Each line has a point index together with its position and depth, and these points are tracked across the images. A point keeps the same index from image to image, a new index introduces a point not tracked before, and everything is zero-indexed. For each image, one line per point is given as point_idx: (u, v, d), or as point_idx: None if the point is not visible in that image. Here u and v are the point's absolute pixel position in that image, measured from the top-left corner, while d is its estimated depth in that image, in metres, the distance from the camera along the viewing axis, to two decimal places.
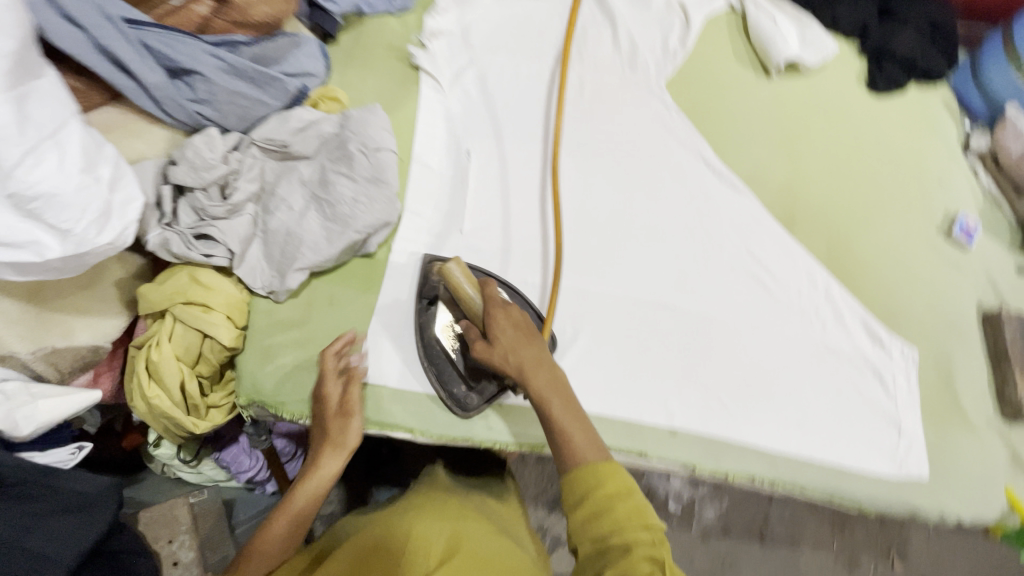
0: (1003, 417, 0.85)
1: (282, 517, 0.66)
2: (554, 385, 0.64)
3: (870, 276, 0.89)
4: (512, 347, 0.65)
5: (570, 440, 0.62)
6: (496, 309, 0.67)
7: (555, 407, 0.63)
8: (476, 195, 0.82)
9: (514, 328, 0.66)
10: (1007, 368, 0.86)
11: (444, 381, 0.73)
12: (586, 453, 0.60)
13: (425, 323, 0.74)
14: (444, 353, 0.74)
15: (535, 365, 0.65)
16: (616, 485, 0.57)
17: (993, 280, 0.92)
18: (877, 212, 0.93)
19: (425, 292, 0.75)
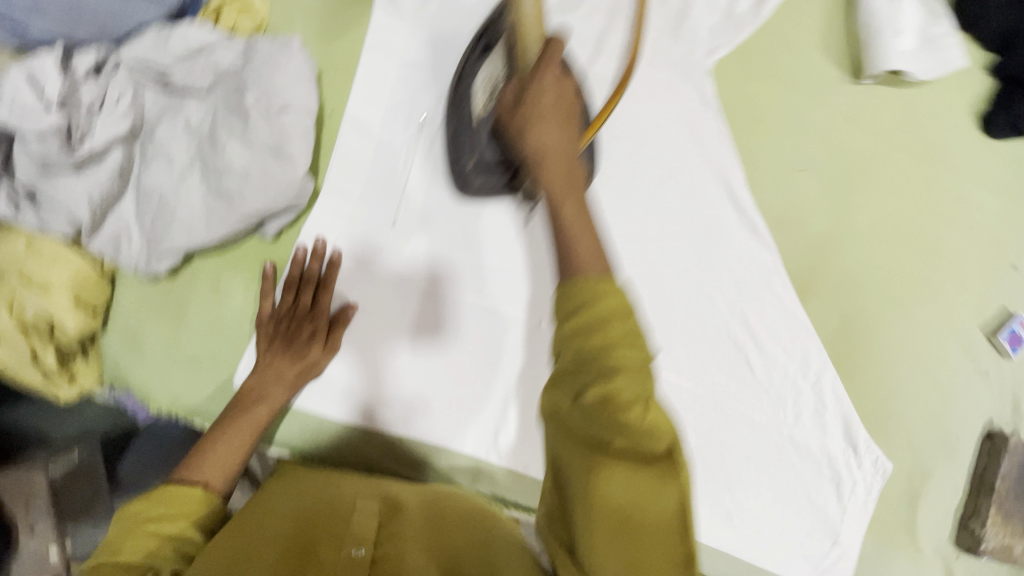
0: (954, 544, 0.77)
1: (245, 427, 0.56)
2: (573, 179, 0.46)
3: (877, 368, 0.73)
4: (541, 122, 0.46)
5: (572, 244, 0.43)
6: (550, 77, 0.47)
7: (566, 207, 0.44)
8: (420, 179, 0.63)
9: (558, 100, 0.47)
10: (983, 501, 0.76)
11: (457, 150, 0.60)
12: (589, 265, 0.42)
13: (466, 73, 0.59)
14: (467, 120, 0.58)
15: (562, 155, 0.46)
16: (619, 303, 0.40)
17: (1018, 398, 0.78)
18: (920, 290, 0.74)
19: (485, 35, 0.58)
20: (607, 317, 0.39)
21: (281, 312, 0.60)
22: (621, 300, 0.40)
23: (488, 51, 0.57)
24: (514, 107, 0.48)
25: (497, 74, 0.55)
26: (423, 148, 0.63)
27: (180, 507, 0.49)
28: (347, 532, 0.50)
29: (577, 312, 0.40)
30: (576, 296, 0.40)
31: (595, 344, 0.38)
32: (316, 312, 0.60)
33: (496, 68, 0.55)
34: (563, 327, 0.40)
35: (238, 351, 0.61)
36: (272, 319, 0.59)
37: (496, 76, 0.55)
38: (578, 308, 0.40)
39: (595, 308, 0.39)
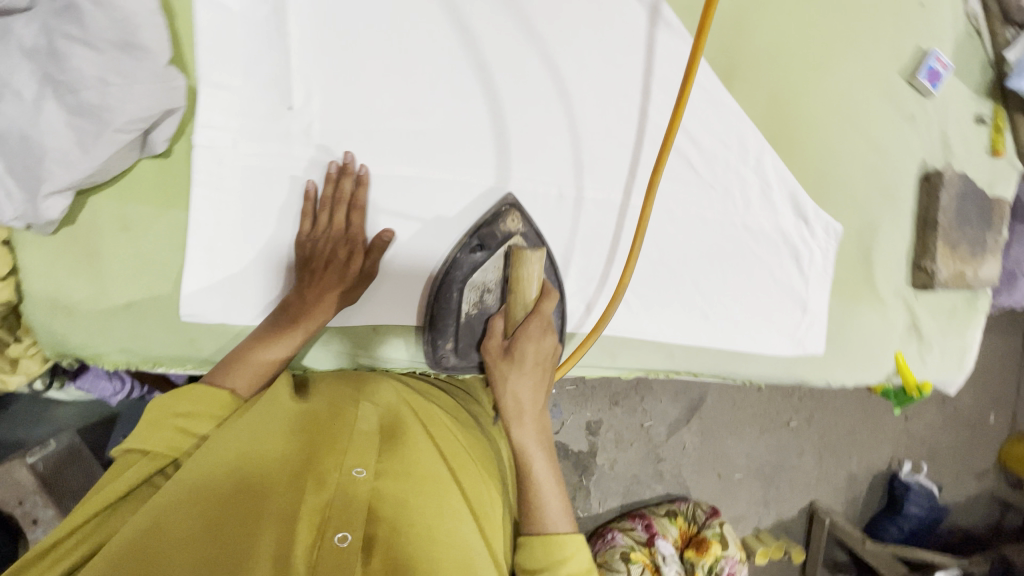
0: (911, 285, 0.83)
1: (281, 344, 0.57)
2: (541, 436, 0.57)
3: (811, 137, 0.74)
4: (520, 383, 0.56)
5: (539, 511, 0.54)
6: (535, 332, 0.57)
7: (534, 466, 0.55)
8: (303, 52, 0.58)
9: (535, 374, 0.57)
10: (930, 236, 0.80)
11: (436, 330, 0.64)
12: (553, 522, 0.54)
13: (458, 260, 0.62)
14: (456, 305, 0.62)
15: (533, 413, 0.56)
16: (579, 561, 0.52)
17: (945, 134, 0.81)
18: (837, 49, 0.74)
19: (478, 236, 0.62)
20: (563, 561, 0.51)
21: (319, 232, 0.59)
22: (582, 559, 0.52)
23: (484, 248, 0.62)
24: (505, 349, 0.58)
25: (488, 278, 0.62)
26: (294, 14, 0.57)
27: (205, 406, 0.51)
28: (349, 445, 0.50)
29: (536, 573, 0.51)
30: (538, 561, 0.52)
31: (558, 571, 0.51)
32: (352, 238, 0.60)
33: (491, 270, 0.62)
34: (531, 574, 0.52)
35: (174, 282, 0.58)
36: (310, 240, 0.59)
37: (489, 279, 0.62)
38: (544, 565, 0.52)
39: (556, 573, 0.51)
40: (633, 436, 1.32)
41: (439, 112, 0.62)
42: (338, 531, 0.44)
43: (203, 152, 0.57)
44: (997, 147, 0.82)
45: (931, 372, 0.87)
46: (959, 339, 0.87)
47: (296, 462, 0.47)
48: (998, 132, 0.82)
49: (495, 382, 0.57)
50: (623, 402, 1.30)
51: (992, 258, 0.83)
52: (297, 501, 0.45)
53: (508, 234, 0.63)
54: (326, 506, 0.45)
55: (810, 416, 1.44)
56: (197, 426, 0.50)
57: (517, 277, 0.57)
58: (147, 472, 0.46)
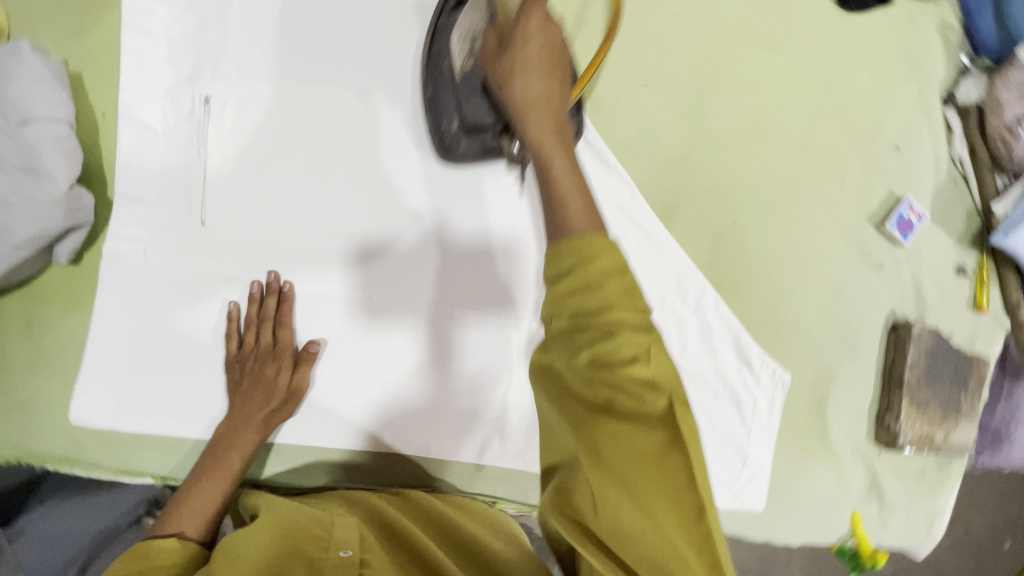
0: (874, 441, 0.76)
1: (219, 474, 0.55)
2: (562, 130, 0.45)
3: (759, 279, 0.70)
4: (526, 68, 0.46)
5: (560, 201, 0.41)
6: (536, 17, 0.47)
7: (556, 163, 0.42)
8: (221, 172, 0.58)
9: (542, 56, 0.47)
10: (895, 394, 0.73)
11: (437, 111, 0.59)
12: (577, 222, 0.39)
13: (441, 28, 0.59)
14: (450, 73, 0.58)
15: (545, 102, 0.46)
16: (612, 261, 0.37)
17: (919, 284, 0.75)
18: (795, 190, 0.70)
19: None
20: (604, 302, 0.36)
21: (246, 350, 0.59)
22: (616, 260, 0.37)
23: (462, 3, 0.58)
24: (500, 51, 0.48)
25: (477, 21, 0.56)
26: (215, 136, 0.58)
27: (161, 558, 0.47)
28: (332, 536, 0.47)
29: (564, 276, 0.37)
30: (562, 267, 0.37)
31: (590, 304, 0.36)
32: (279, 351, 0.59)
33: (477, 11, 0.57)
34: (560, 286, 0.37)
35: (69, 387, 0.58)
36: (238, 359, 0.59)
37: (473, 26, 0.57)
38: (570, 271, 0.37)
39: (589, 268, 0.36)
40: None
41: (356, 235, 0.61)
42: None
43: (112, 262, 0.57)
44: (981, 303, 0.75)
45: (889, 538, 0.79)
46: (927, 506, 0.78)
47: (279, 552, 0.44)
48: (983, 287, 0.75)
49: (501, 79, 0.47)
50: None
51: (966, 421, 0.75)
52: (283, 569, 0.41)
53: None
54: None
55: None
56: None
57: None
58: None
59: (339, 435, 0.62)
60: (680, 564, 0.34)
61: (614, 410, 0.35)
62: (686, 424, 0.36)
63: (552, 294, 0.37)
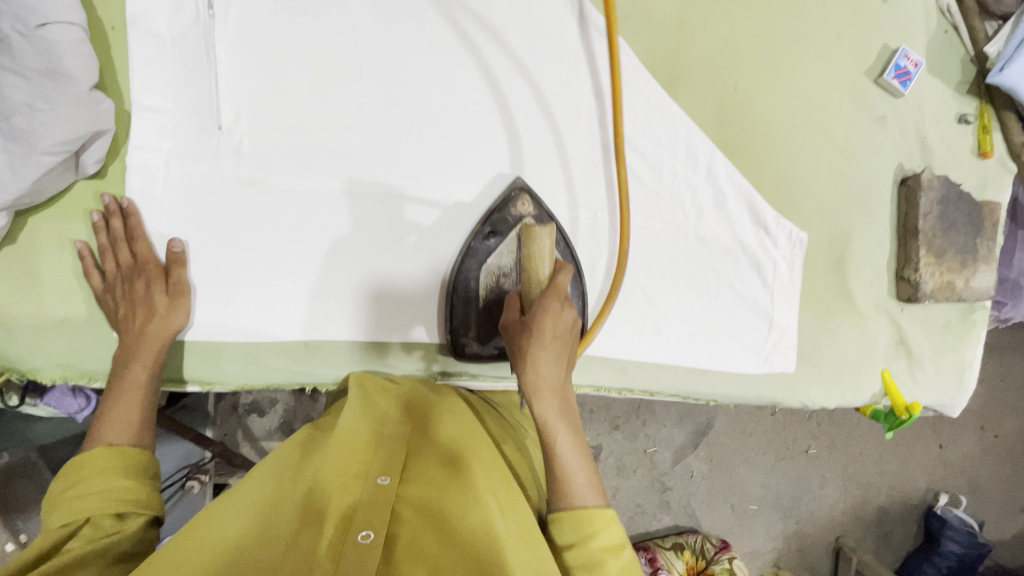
0: (896, 297, 0.77)
1: (131, 391, 0.56)
2: (567, 413, 0.53)
3: (766, 142, 0.71)
4: (540, 356, 0.52)
5: (567, 485, 0.51)
6: (553, 305, 0.53)
7: (560, 442, 0.52)
8: (230, 74, 0.60)
9: (558, 344, 0.54)
10: (912, 245, 0.74)
11: (458, 322, 0.64)
12: (583, 496, 0.51)
13: (475, 250, 0.63)
14: (475, 293, 0.63)
15: (554, 389, 0.53)
16: (610, 537, 0.49)
17: (923, 135, 0.75)
18: (791, 51, 0.71)
19: (490, 219, 0.63)
20: (600, 553, 0.48)
21: (111, 279, 0.57)
22: (614, 536, 0.49)
23: (497, 233, 0.63)
24: (522, 322, 0.54)
25: (504, 262, 0.63)
26: (222, 38, 0.59)
27: (99, 466, 0.51)
28: (374, 457, 0.51)
29: (569, 546, 0.49)
30: (564, 538, 0.50)
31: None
32: (143, 265, 0.58)
33: (506, 256, 0.63)
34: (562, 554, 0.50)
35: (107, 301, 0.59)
36: (107, 289, 0.58)
37: (504, 263, 0.63)
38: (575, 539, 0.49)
39: (587, 547, 0.48)
40: (636, 463, 1.26)
41: (368, 126, 0.62)
42: (360, 530, 0.44)
43: (135, 172, 0.59)
44: (985, 148, 0.76)
45: (924, 394, 0.79)
46: (956, 358, 0.80)
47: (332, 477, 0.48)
48: (985, 132, 0.76)
49: (516, 360, 0.54)
50: (624, 426, 1.25)
51: (985, 266, 0.76)
52: (346, 506, 0.46)
53: (520, 217, 0.64)
54: (347, 513, 0.45)
55: (831, 442, 1.33)
56: (89, 486, 0.50)
57: (524, 258, 0.54)
58: (47, 537, 0.46)
59: (372, 326, 0.64)
60: None
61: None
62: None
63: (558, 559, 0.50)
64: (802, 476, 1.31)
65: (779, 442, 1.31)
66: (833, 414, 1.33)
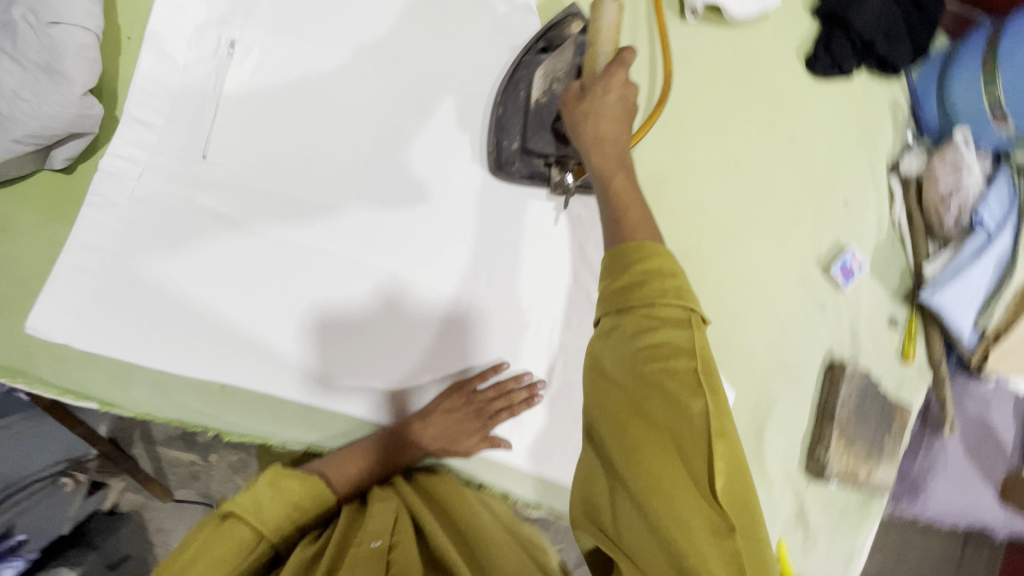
0: (804, 471, 0.80)
1: (362, 455, 0.61)
2: (624, 162, 0.50)
3: (714, 300, 0.76)
4: (602, 112, 0.51)
5: (620, 217, 0.47)
6: (619, 71, 0.52)
7: (616, 182, 0.49)
8: (230, 110, 0.61)
9: (622, 104, 0.51)
10: (826, 427, 0.78)
11: (500, 130, 0.65)
12: (634, 233, 0.46)
13: (528, 62, 0.65)
14: (524, 100, 0.64)
15: (617, 144, 0.50)
16: (661, 264, 0.43)
17: (855, 328, 0.82)
18: (755, 225, 0.77)
19: (548, 32, 0.65)
20: (652, 279, 0.42)
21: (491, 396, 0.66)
22: (667, 264, 0.43)
23: (550, 49, 0.65)
24: (581, 94, 0.53)
25: (560, 63, 0.63)
26: (232, 76, 0.61)
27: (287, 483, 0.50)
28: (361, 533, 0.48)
29: (642, 338, 0.41)
30: (623, 261, 0.44)
31: (638, 295, 0.42)
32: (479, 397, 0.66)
33: (558, 61, 0.63)
34: (629, 297, 0.42)
35: (28, 295, 0.57)
36: (470, 397, 0.66)
37: (556, 69, 0.63)
38: (626, 273, 0.44)
39: (638, 267, 0.43)
40: None
41: (349, 191, 0.63)
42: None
43: (104, 177, 0.58)
44: (907, 353, 0.83)
45: (813, 570, 0.82)
46: (847, 542, 0.83)
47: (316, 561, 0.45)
48: (910, 339, 0.83)
49: (577, 122, 0.52)
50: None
51: (888, 462, 0.81)
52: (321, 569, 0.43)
53: (574, 31, 0.65)
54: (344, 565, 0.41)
55: None
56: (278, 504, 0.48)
57: (596, 23, 0.54)
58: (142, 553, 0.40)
59: (296, 383, 0.62)
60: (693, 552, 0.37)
61: (649, 411, 0.41)
62: (723, 435, 0.40)
63: (607, 292, 0.44)
64: None
65: None
66: None
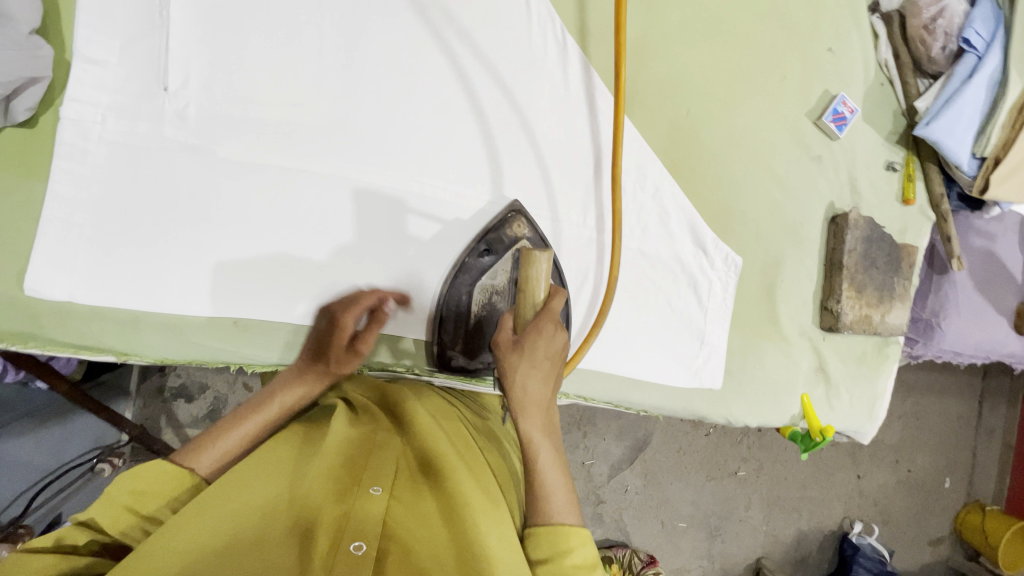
0: (819, 326, 0.82)
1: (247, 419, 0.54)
2: (550, 428, 0.54)
3: (709, 169, 0.75)
4: (527, 372, 0.53)
5: (547, 495, 0.52)
6: (547, 326, 0.53)
7: (542, 455, 0.53)
8: (185, 37, 0.58)
9: (548, 362, 0.54)
10: (836, 278, 0.79)
11: (446, 333, 0.68)
12: (559, 513, 0.51)
13: (468, 266, 0.67)
14: (467, 309, 0.68)
15: (541, 406, 0.54)
16: (584, 556, 0.50)
17: (853, 177, 0.81)
18: (741, 85, 0.75)
19: (484, 237, 0.68)
20: (572, 567, 0.49)
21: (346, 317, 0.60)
22: (586, 555, 0.50)
23: (491, 252, 0.68)
24: (513, 340, 0.54)
25: (498, 280, 0.69)
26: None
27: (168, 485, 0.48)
28: (363, 472, 0.51)
29: (544, 562, 0.50)
30: (541, 551, 0.50)
31: (557, 543, 0.50)
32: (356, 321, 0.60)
33: (497, 276, 0.68)
34: (535, 569, 0.50)
35: (19, 258, 0.56)
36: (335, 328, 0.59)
37: (494, 284, 0.69)
38: (549, 555, 0.50)
39: (561, 564, 0.49)
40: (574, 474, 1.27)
41: (325, 108, 0.62)
42: (353, 540, 0.45)
43: (68, 125, 0.56)
44: (908, 195, 0.83)
45: (838, 419, 0.84)
46: (869, 388, 0.85)
47: (322, 496, 0.48)
48: (910, 180, 0.83)
49: (503, 370, 0.54)
50: None
51: (899, 304, 0.82)
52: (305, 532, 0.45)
53: (515, 239, 0.68)
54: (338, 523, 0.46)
55: (759, 466, 1.38)
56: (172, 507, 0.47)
57: (527, 281, 0.53)
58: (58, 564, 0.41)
59: (312, 305, 0.64)
60: None
61: None
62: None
63: (532, 569, 0.50)
64: (729, 497, 1.36)
65: (710, 463, 1.35)
66: (763, 438, 1.38)
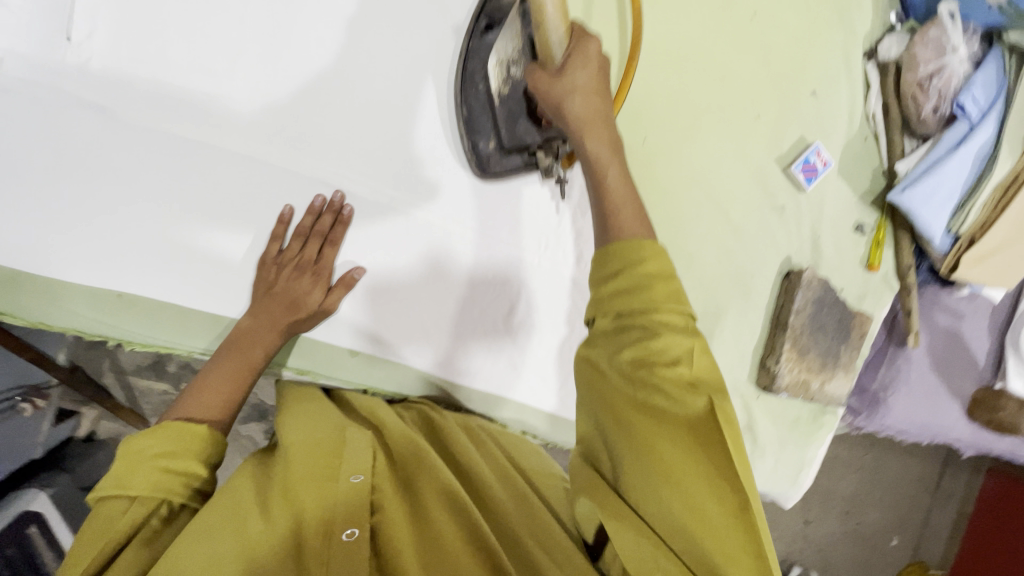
0: (755, 383, 0.77)
1: (229, 372, 0.55)
2: (618, 144, 0.46)
3: (657, 207, 0.69)
4: (583, 92, 0.45)
5: (616, 208, 0.43)
6: (590, 47, 0.46)
7: (611, 174, 0.44)
8: None
9: (596, 78, 0.46)
10: (779, 337, 0.74)
11: (472, 129, 0.61)
12: (627, 228, 0.42)
13: (476, 48, 0.59)
14: (486, 96, 0.60)
15: (605, 120, 0.46)
16: (658, 265, 0.40)
17: (816, 234, 0.76)
18: (707, 120, 0.70)
19: (485, 9, 0.58)
20: (654, 305, 0.39)
21: (287, 257, 0.59)
22: (661, 266, 0.40)
23: (495, 25, 0.59)
24: (553, 72, 0.46)
25: (510, 47, 0.58)
26: None
27: (183, 444, 0.46)
28: (345, 451, 0.50)
29: (614, 284, 0.40)
30: (615, 289, 0.40)
31: (636, 303, 0.39)
32: (321, 265, 0.60)
33: (509, 41, 0.58)
34: (603, 290, 0.41)
35: None
36: (278, 262, 0.59)
37: (510, 51, 0.59)
38: (618, 273, 0.41)
39: (635, 271, 0.40)
40: None
41: (240, 83, 0.56)
42: (346, 527, 0.45)
43: None
44: (873, 261, 0.78)
45: (760, 481, 0.80)
46: (797, 453, 0.81)
47: (314, 479, 0.47)
48: (877, 246, 0.77)
49: (556, 108, 0.46)
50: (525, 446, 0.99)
51: (841, 373, 0.78)
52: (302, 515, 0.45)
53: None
54: (325, 514, 0.45)
55: None
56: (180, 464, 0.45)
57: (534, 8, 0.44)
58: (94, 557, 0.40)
59: (201, 293, 0.60)
60: (710, 533, 0.37)
61: (657, 411, 0.39)
62: (730, 422, 0.38)
63: (602, 295, 0.41)
64: None
65: None
66: None
